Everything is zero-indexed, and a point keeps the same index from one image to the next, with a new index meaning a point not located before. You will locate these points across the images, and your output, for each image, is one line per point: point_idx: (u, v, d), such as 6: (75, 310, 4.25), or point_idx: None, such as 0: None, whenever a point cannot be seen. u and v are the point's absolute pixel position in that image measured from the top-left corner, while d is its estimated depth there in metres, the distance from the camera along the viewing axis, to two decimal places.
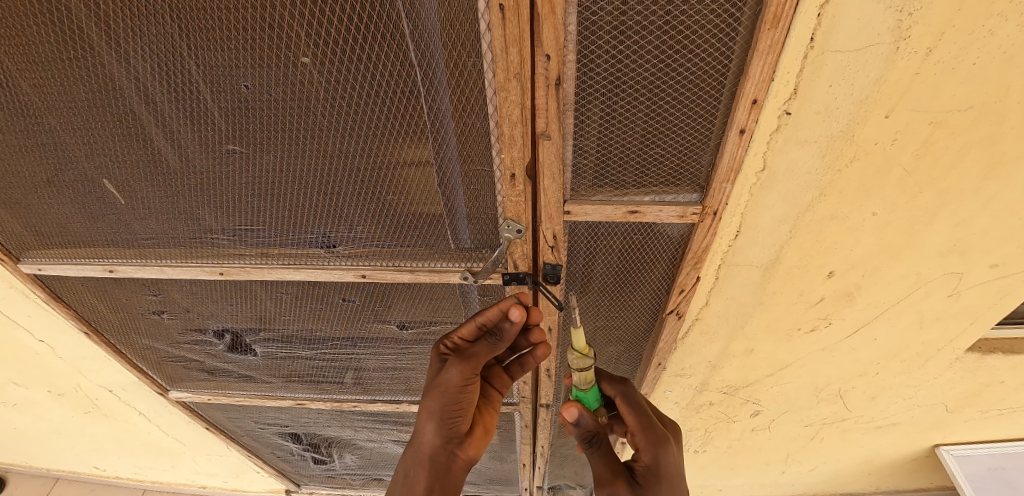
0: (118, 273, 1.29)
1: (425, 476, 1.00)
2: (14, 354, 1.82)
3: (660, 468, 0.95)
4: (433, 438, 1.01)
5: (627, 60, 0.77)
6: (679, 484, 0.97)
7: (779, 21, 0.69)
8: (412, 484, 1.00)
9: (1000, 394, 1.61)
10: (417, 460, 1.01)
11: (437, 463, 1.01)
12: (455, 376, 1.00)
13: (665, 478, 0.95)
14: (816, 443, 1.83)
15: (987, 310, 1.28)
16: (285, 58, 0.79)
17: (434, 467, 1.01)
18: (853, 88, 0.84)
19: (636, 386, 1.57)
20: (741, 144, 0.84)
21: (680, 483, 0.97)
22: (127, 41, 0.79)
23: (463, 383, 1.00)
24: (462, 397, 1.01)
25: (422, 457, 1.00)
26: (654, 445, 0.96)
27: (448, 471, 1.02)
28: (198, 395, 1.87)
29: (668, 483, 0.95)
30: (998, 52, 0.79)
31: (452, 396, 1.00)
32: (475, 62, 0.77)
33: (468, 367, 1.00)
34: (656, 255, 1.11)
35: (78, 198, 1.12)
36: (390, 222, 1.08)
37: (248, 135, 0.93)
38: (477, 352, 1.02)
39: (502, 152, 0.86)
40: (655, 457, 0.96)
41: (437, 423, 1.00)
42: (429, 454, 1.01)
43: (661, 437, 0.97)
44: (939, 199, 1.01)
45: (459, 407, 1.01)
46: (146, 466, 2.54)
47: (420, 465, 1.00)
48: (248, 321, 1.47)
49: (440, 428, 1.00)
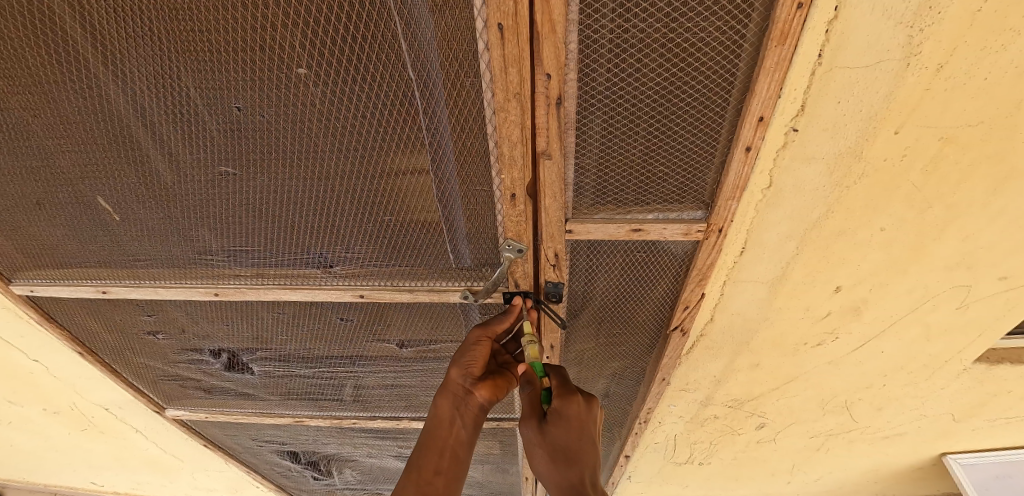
0: (112, 294, 1.27)
1: (447, 406, 1.04)
2: (7, 373, 1.79)
3: (563, 413, 0.96)
4: (452, 378, 1.06)
5: (629, 79, 0.75)
6: (588, 430, 0.97)
7: (786, 38, 0.66)
8: (437, 411, 1.05)
9: (1009, 404, 1.58)
10: (441, 394, 1.06)
11: (454, 398, 1.05)
12: (470, 332, 1.07)
13: (565, 420, 0.96)
14: (822, 454, 1.80)
15: (995, 322, 1.25)
16: (278, 79, 0.76)
17: (454, 400, 1.04)
18: (861, 104, 0.83)
19: (639, 401, 1.54)
20: (746, 162, 0.83)
21: (588, 428, 0.97)
22: (118, 64, 0.76)
23: (474, 336, 1.06)
24: (474, 349, 1.05)
25: (444, 390, 1.06)
26: (561, 395, 0.97)
27: (466, 407, 1.04)
28: (195, 412, 1.84)
29: (573, 425, 0.96)
30: (1010, 68, 0.77)
31: (465, 344, 1.06)
32: (473, 82, 0.75)
33: (480, 327, 1.07)
34: (658, 273, 1.09)
35: (69, 220, 1.10)
36: (388, 238, 1.05)
37: (243, 157, 0.91)
38: (493, 321, 1.08)
39: (501, 172, 0.84)
40: (560, 404, 0.96)
41: (455, 365, 1.05)
42: (450, 390, 1.05)
43: (571, 391, 0.98)
44: (949, 213, 0.99)
45: (472, 353, 1.05)
46: (143, 482, 2.51)
47: (442, 397, 1.05)
48: (245, 340, 1.45)
49: (457, 370, 1.05)
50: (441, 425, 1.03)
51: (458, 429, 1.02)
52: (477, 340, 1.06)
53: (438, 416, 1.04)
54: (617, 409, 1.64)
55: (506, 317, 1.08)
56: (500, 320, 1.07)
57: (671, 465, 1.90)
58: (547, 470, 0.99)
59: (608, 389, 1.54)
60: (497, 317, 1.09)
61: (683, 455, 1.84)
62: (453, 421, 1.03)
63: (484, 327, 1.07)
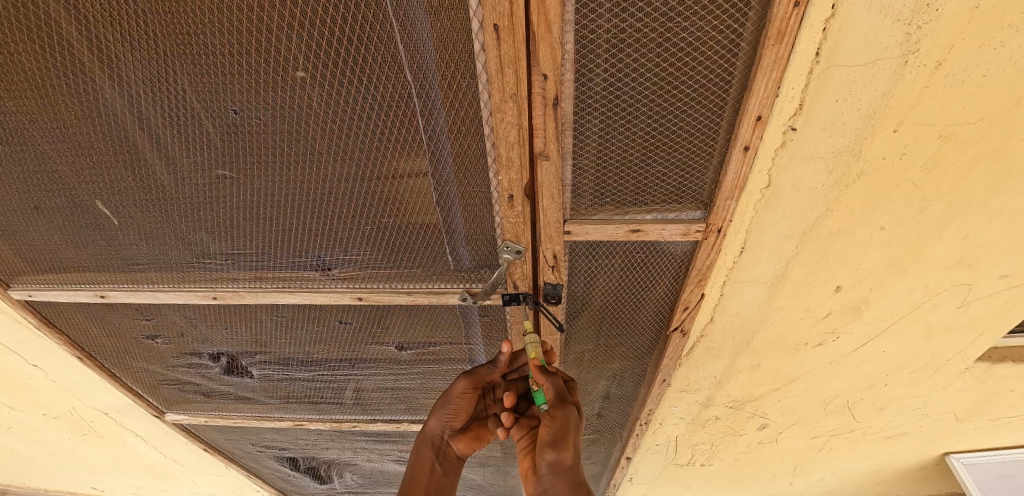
0: (110, 297, 1.27)
1: (428, 452, 1.16)
2: (6, 379, 1.79)
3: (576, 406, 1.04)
4: (433, 426, 1.17)
5: (625, 78, 0.74)
6: None
7: (783, 37, 0.67)
8: (417, 455, 1.16)
9: (1011, 402, 1.58)
10: (421, 441, 1.17)
11: (435, 445, 1.17)
12: (456, 382, 1.15)
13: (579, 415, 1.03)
14: (824, 454, 1.79)
15: (997, 320, 1.24)
16: (274, 81, 0.76)
17: (434, 448, 1.16)
18: (860, 103, 0.83)
19: (640, 402, 1.54)
20: (744, 162, 0.83)
21: None
22: (114, 69, 0.76)
23: (460, 388, 1.15)
24: (457, 399, 1.16)
25: (426, 438, 1.17)
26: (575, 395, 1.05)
27: (445, 454, 1.17)
28: (195, 417, 1.84)
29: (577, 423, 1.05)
30: (1009, 65, 0.77)
31: (449, 395, 1.16)
32: (469, 83, 0.74)
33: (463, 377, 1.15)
34: (657, 274, 1.09)
35: (67, 225, 1.09)
36: (387, 241, 1.05)
37: (239, 160, 0.91)
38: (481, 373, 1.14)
39: (499, 173, 0.85)
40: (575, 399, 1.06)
41: (435, 415, 1.17)
42: (432, 437, 1.17)
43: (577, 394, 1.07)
44: (949, 211, 0.99)
45: (452, 405, 1.16)
46: (143, 487, 2.50)
47: (423, 444, 1.17)
48: (244, 344, 1.45)
49: (437, 420, 1.17)
50: (422, 470, 1.14)
51: (438, 474, 1.14)
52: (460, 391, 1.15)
53: (419, 460, 1.15)
54: (618, 410, 1.63)
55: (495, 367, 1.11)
56: (487, 373, 1.13)
57: (673, 467, 1.89)
58: (563, 464, 0.97)
59: (608, 390, 1.53)
60: (485, 366, 1.13)
61: (685, 457, 1.83)
62: (434, 467, 1.14)
63: (469, 378, 1.14)
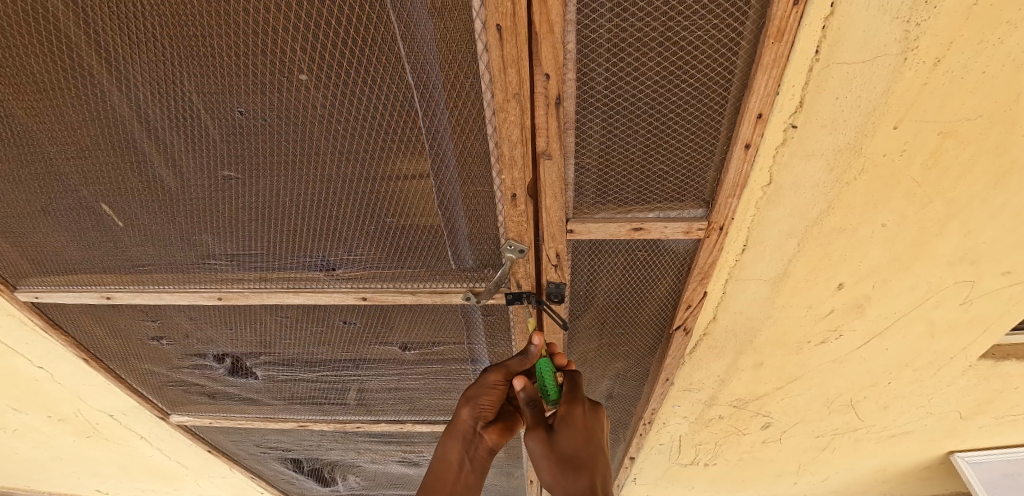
0: (116, 299, 1.28)
1: (456, 447, 1.12)
2: (11, 381, 1.80)
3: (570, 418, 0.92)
4: (463, 419, 1.11)
5: (628, 76, 0.75)
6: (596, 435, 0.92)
7: (783, 35, 0.67)
8: (445, 449, 1.13)
9: (1015, 401, 1.57)
10: (451, 433, 1.13)
11: (465, 441, 1.12)
12: (488, 374, 1.08)
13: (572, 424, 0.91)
14: (827, 453, 1.79)
15: (1000, 317, 1.24)
16: (279, 83, 0.77)
17: (464, 442, 1.12)
18: (860, 100, 0.83)
19: (643, 402, 1.54)
20: (746, 160, 0.84)
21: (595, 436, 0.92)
22: (120, 70, 0.77)
23: (494, 378, 1.08)
24: (489, 392, 1.09)
25: (454, 432, 1.12)
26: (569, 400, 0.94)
27: (475, 447, 1.12)
28: (199, 419, 1.85)
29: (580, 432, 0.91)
30: (1007, 61, 0.77)
31: (483, 387, 1.09)
32: (472, 84, 0.75)
33: (496, 369, 1.08)
34: (660, 273, 1.10)
35: (74, 227, 1.11)
36: (390, 242, 1.06)
37: (244, 162, 0.92)
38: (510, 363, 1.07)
39: (502, 173, 0.85)
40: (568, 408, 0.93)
41: (465, 407, 1.11)
42: (462, 431, 1.12)
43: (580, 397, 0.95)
44: (950, 208, 0.99)
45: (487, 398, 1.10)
46: (146, 489, 2.51)
47: (452, 438, 1.12)
48: (248, 346, 1.46)
49: (468, 413, 1.11)
50: (450, 467, 1.11)
51: (465, 473, 1.11)
52: (496, 382, 1.09)
53: (447, 455, 1.12)
54: (620, 409, 1.64)
55: (526, 358, 1.04)
56: (518, 363, 1.05)
57: (676, 467, 1.89)
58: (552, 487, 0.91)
59: (611, 390, 1.54)
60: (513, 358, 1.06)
61: (689, 457, 1.83)
62: (462, 463, 1.11)
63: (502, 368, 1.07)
